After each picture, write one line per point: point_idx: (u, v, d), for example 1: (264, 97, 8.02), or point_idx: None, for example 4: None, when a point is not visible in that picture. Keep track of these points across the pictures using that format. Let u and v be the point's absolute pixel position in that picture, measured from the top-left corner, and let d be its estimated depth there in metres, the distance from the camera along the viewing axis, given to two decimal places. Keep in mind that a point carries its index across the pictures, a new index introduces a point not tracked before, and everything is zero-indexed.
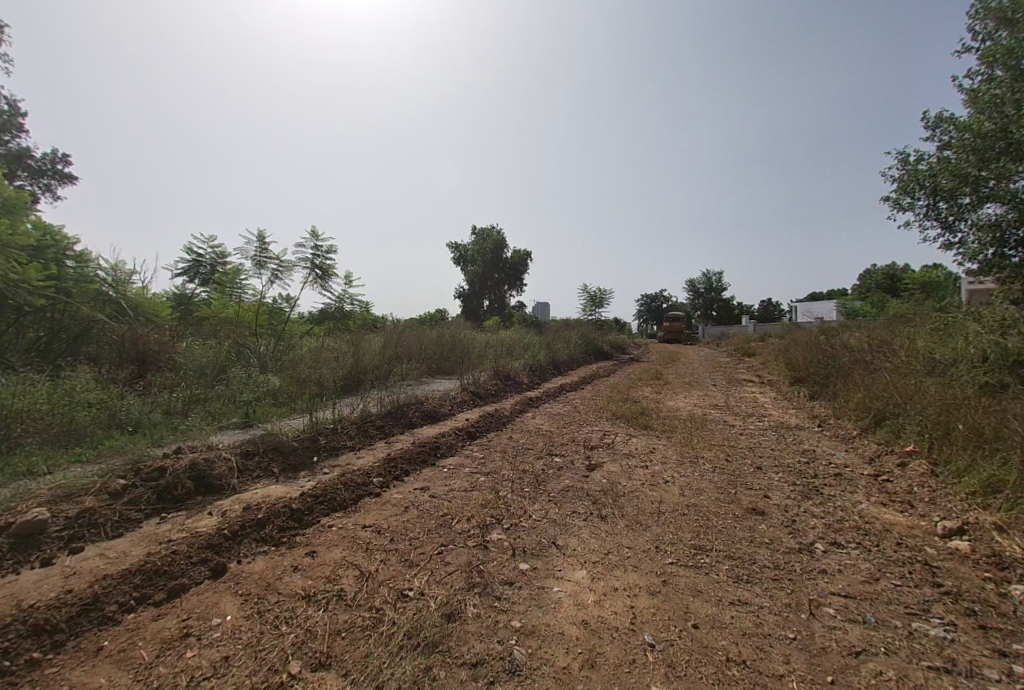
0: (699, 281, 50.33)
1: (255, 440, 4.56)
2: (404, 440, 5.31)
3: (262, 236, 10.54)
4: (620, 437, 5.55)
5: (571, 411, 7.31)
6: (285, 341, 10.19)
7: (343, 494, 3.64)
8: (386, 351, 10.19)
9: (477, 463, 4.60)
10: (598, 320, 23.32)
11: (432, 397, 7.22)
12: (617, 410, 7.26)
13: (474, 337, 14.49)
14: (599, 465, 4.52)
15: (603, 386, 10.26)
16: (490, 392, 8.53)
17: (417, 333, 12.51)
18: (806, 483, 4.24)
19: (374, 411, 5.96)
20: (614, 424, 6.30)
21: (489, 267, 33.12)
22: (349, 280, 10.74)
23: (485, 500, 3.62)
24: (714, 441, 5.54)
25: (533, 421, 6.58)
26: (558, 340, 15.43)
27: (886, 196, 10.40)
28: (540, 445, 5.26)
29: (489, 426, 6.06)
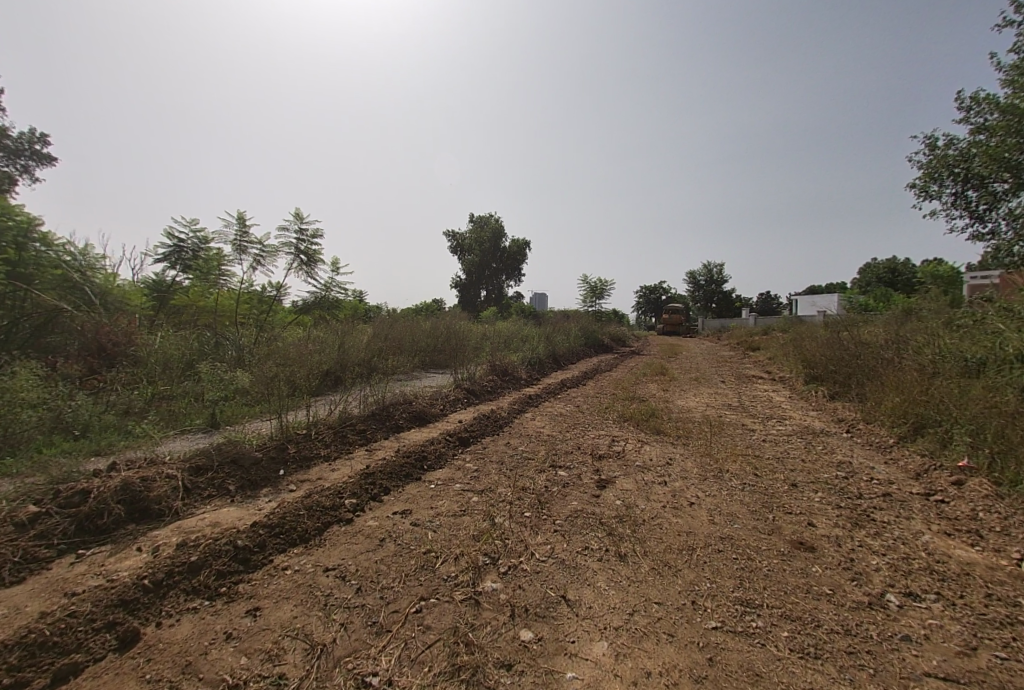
0: (699, 273, 49.60)
1: (212, 450, 3.92)
2: (387, 448, 4.67)
3: (242, 218, 9.77)
4: (631, 445, 4.94)
5: (574, 411, 6.68)
6: (267, 330, 9.51)
7: (305, 523, 3.01)
8: (376, 344, 9.52)
9: (470, 477, 3.97)
10: (599, 311, 22.66)
11: (422, 395, 6.58)
12: (625, 410, 6.63)
13: (470, 328, 13.81)
14: (611, 481, 3.90)
15: (607, 383, 9.62)
16: (487, 389, 7.89)
17: (410, 323, 11.81)
18: (852, 506, 3.64)
19: (355, 412, 5.31)
20: (623, 427, 5.69)
21: (486, 256, 32.26)
22: (336, 267, 9.98)
23: (478, 531, 3.00)
24: (737, 449, 4.93)
25: (533, 423, 5.96)
26: (558, 333, 14.77)
27: (913, 183, 9.71)
28: (542, 453, 4.64)
29: (484, 429, 5.42)
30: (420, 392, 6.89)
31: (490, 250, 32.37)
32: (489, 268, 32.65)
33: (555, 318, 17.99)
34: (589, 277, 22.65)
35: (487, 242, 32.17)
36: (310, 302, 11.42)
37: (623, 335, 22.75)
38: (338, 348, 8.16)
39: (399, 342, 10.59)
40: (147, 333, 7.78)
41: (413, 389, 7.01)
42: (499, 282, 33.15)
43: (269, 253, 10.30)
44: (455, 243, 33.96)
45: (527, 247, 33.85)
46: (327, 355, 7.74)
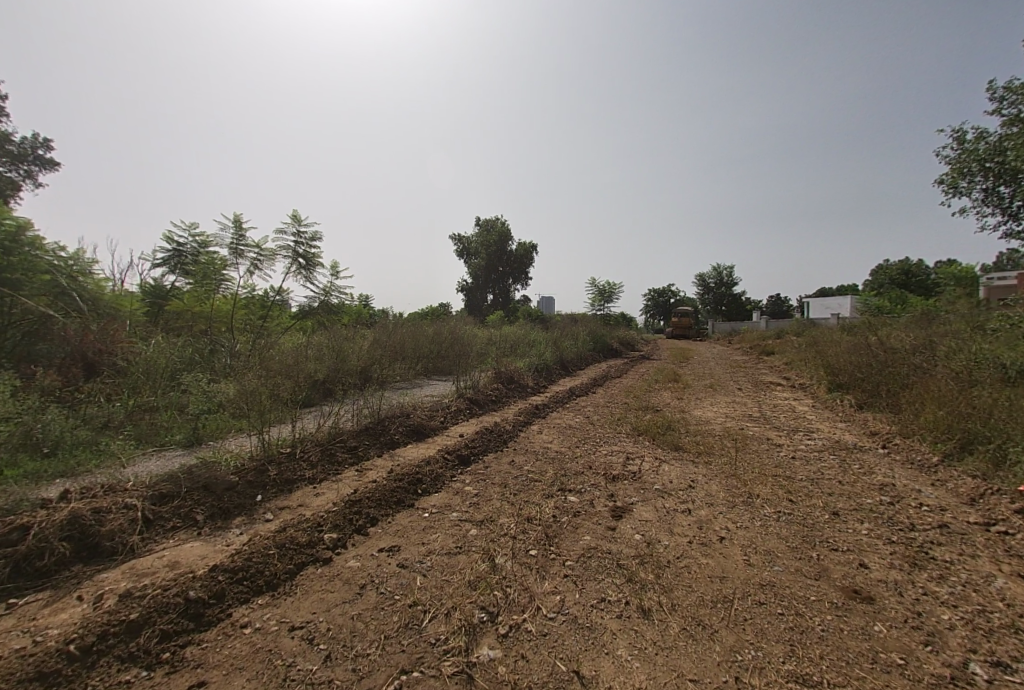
0: (708, 276, 48.90)
1: (182, 474, 3.54)
2: (379, 468, 4.26)
3: (238, 220, 9.44)
4: (648, 464, 4.49)
5: (583, 423, 6.23)
6: (264, 336, 9.17)
7: (276, 566, 2.60)
8: (375, 351, 9.13)
9: (468, 503, 3.54)
10: (607, 315, 22.18)
11: (420, 406, 6.15)
12: (638, 423, 6.16)
13: (475, 333, 13.38)
14: (627, 509, 3.45)
15: (617, 391, 9.14)
16: (491, 397, 7.45)
17: (412, 328, 11.43)
18: (907, 541, 3.15)
19: (347, 427, 4.91)
20: (637, 442, 5.23)
21: (492, 260, 31.92)
22: (335, 271, 9.61)
23: (474, 575, 2.58)
24: (766, 468, 4.46)
25: (539, 437, 5.52)
26: (566, 337, 14.31)
27: (941, 178, 9.16)
28: (549, 474, 4.20)
29: (487, 445, 4.99)
30: (419, 402, 6.46)
31: (496, 253, 32.03)
32: (495, 272, 32.30)
33: (561, 322, 17.51)
34: (596, 280, 22.17)
35: (494, 246, 31.84)
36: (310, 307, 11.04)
37: (631, 340, 22.23)
38: (334, 356, 7.78)
39: (400, 349, 10.20)
40: (137, 340, 7.47)
41: (413, 399, 6.59)
42: (505, 285, 32.76)
43: (268, 256, 9.98)
44: (460, 247, 33.66)
45: (533, 250, 33.46)
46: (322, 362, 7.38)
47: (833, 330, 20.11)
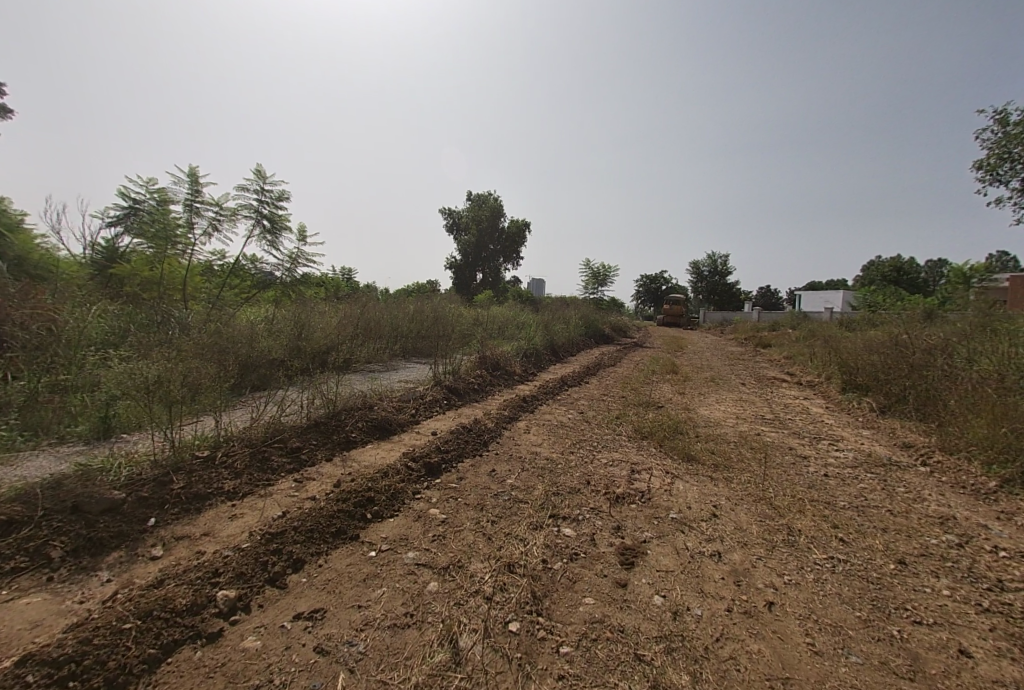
0: (703, 263, 48.22)
1: (43, 493, 2.65)
2: (324, 478, 3.37)
3: (191, 172, 8.18)
4: (658, 479, 3.68)
5: (577, 421, 5.40)
6: (219, 306, 8.07)
7: (126, 656, 1.77)
8: (344, 331, 8.15)
9: (430, 536, 2.68)
10: (600, 298, 21.32)
11: (387, 394, 5.22)
12: (640, 423, 5.35)
13: (461, 313, 12.38)
14: (639, 550, 2.63)
15: (613, 382, 8.32)
16: (474, 384, 6.55)
17: (391, 305, 10.41)
18: (1008, 608, 2.39)
19: (289, 423, 3.99)
20: (642, 448, 4.41)
21: (484, 236, 30.63)
22: (303, 235, 8.49)
23: (425, 673, 1.73)
24: (799, 490, 3.68)
25: (526, 437, 4.68)
26: (557, 321, 13.43)
27: (980, 161, 8.27)
28: (537, 490, 3.36)
29: (463, 446, 4.12)
30: (387, 390, 5.54)
31: (487, 230, 30.71)
32: (486, 250, 31.04)
33: (553, 305, 16.54)
34: (591, 262, 21.15)
35: (486, 222, 30.49)
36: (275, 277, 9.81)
37: (624, 326, 21.44)
38: (294, 336, 6.77)
39: (374, 328, 9.21)
40: (61, 300, 6.39)
41: (380, 387, 5.65)
42: (496, 264, 31.56)
43: (228, 216, 8.74)
44: (451, 222, 32.21)
45: (527, 228, 32.14)
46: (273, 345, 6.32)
47: (830, 324, 19.55)
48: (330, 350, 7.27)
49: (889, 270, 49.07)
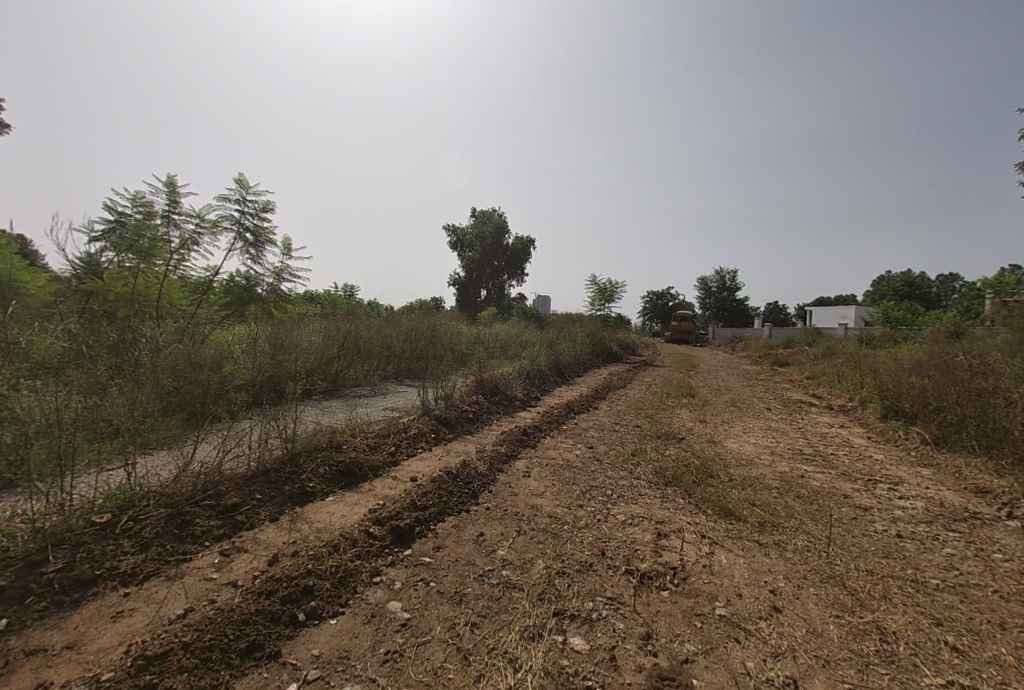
0: (711, 279, 47.52)
1: None
2: (258, 555, 2.60)
3: (170, 181, 7.63)
4: (691, 548, 2.86)
5: (586, 459, 4.59)
6: (195, 325, 7.39)
7: None
8: (323, 354, 7.44)
9: (381, 654, 1.90)
10: (608, 315, 20.59)
11: (361, 427, 4.46)
12: (660, 462, 4.53)
13: (459, 330, 11.68)
14: (681, 679, 1.82)
15: (625, 408, 7.49)
16: (468, 411, 5.78)
17: (384, 324, 9.74)
18: None
19: (230, 472, 3.24)
20: (666, 499, 3.60)
21: (488, 253, 30.20)
22: (287, 249, 7.91)
23: None
24: (878, 563, 2.84)
25: (525, 482, 3.88)
26: (562, 339, 12.66)
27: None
28: (536, 568, 2.56)
29: (445, 499, 3.32)
30: (364, 421, 4.77)
31: (491, 247, 30.33)
32: (489, 266, 30.57)
33: (557, 322, 15.81)
34: (597, 277, 20.51)
35: (490, 239, 30.09)
36: (251, 291, 9.07)
37: (631, 344, 20.64)
38: (262, 358, 6.04)
39: (362, 348, 8.51)
40: (16, 313, 5.77)
41: (356, 419, 4.89)
42: (500, 281, 31.05)
43: (209, 227, 8.16)
44: (454, 239, 31.87)
45: (531, 245, 31.72)
46: (238, 369, 5.60)
47: (849, 341, 18.67)
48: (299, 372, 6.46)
49: (901, 285, 48.10)
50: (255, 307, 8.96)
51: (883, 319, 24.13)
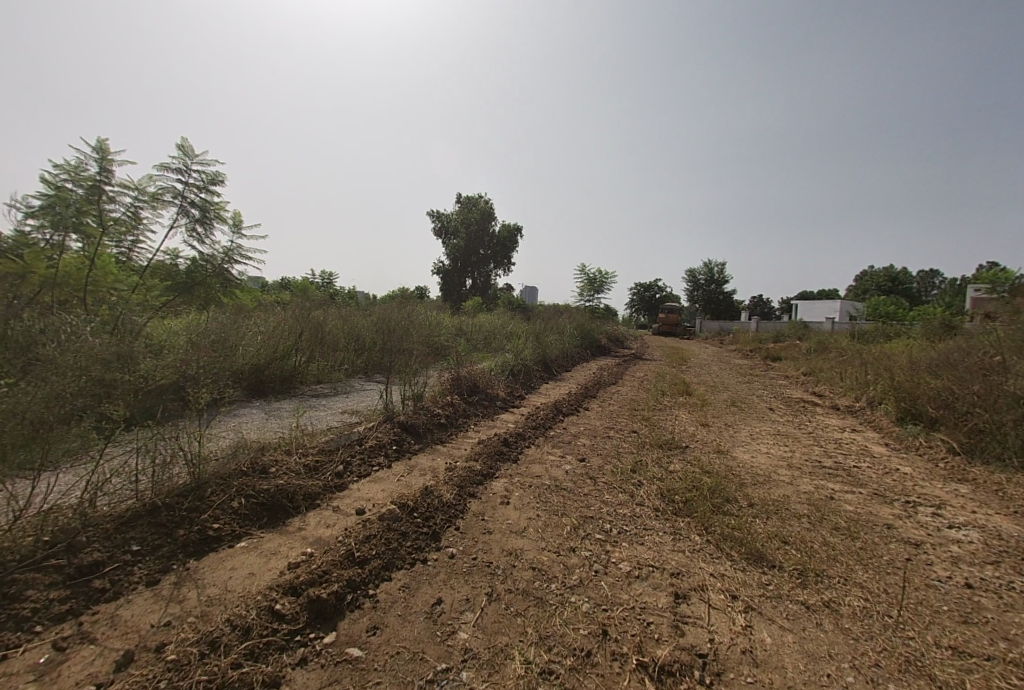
0: (699, 272, 47.19)
1: None
2: (106, 651, 1.77)
3: (100, 143, 6.48)
4: (723, 621, 2.14)
5: (578, 476, 3.84)
6: (127, 309, 6.32)
7: None
8: (275, 347, 6.51)
9: None
10: (597, 307, 19.87)
11: (298, 439, 3.61)
12: (666, 480, 3.79)
13: (439, 320, 10.79)
14: None
15: (619, 409, 6.75)
16: (440, 415, 4.95)
17: (354, 314, 8.80)
18: None
19: (101, 514, 2.38)
20: (680, 539, 2.86)
21: (474, 241, 29.13)
22: (237, 225, 6.92)
23: None
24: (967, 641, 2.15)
25: (503, 511, 3.11)
26: (550, 332, 11.88)
27: None
28: (514, 663, 1.80)
29: (395, 544, 2.53)
30: (305, 432, 3.92)
31: (477, 234, 29.25)
32: (476, 254, 29.51)
33: (544, 313, 14.99)
34: (587, 266, 19.70)
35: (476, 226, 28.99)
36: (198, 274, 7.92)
37: (620, 336, 20.00)
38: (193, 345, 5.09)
39: (327, 341, 7.60)
40: None
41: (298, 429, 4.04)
42: (486, 270, 30.04)
43: (148, 200, 7.10)
44: (439, 225, 30.61)
45: (519, 233, 30.64)
46: (168, 356, 4.67)
47: (842, 335, 18.32)
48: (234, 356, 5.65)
49: (884, 280, 48.51)
50: (210, 291, 7.90)
51: (872, 314, 23.96)
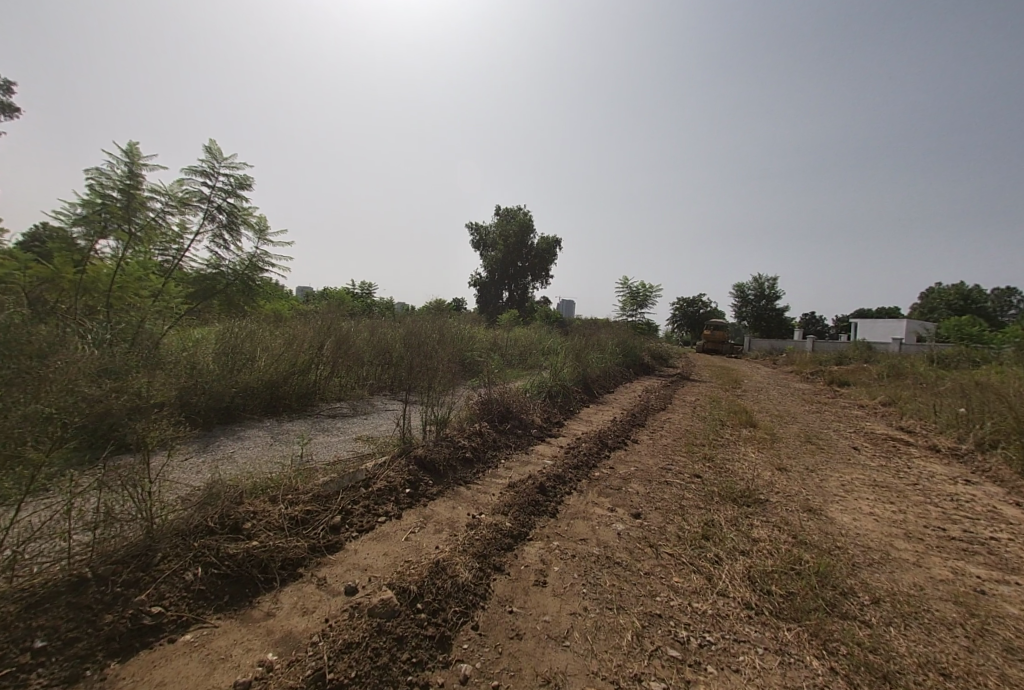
0: (746, 287, 44.73)
1: None
2: None
3: (131, 147, 6.47)
4: None
5: (632, 542, 3.01)
6: (145, 318, 6.08)
7: None
8: (295, 360, 6.09)
9: None
10: (638, 322, 18.78)
11: (288, 483, 3.04)
12: (750, 555, 2.90)
13: (471, 334, 10.18)
14: None
15: (673, 443, 5.81)
16: (465, 448, 4.24)
17: (383, 325, 8.32)
18: None
19: (18, 588, 1.87)
20: (789, 664, 2.00)
21: (511, 253, 28.73)
22: (261, 230, 6.64)
23: None
24: None
25: (537, 597, 2.35)
26: (590, 349, 11.02)
27: None
28: None
29: (385, 653, 1.83)
30: (302, 471, 3.34)
31: (514, 246, 28.86)
32: (512, 266, 29.09)
33: (582, 328, 14.11)
34: (629, 280, 18.70)
35: (512, 238, 28.61)
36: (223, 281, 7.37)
37: (663, 354, 18.78)
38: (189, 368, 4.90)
39: (353, 354, 7.10)
40: None
41: (296, 466, 3.48)
42: (522, 282, 29.52)
43: (178, 205, 6.91)
44: (476, 237, 30.48)
45: (557, 245, 29.95)
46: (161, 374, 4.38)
47: (920, 358, 16.26)
48: (235, 372, 5.37)
49: (957, 297, 44.13)
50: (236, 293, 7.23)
51: (953, 335, 21.38)
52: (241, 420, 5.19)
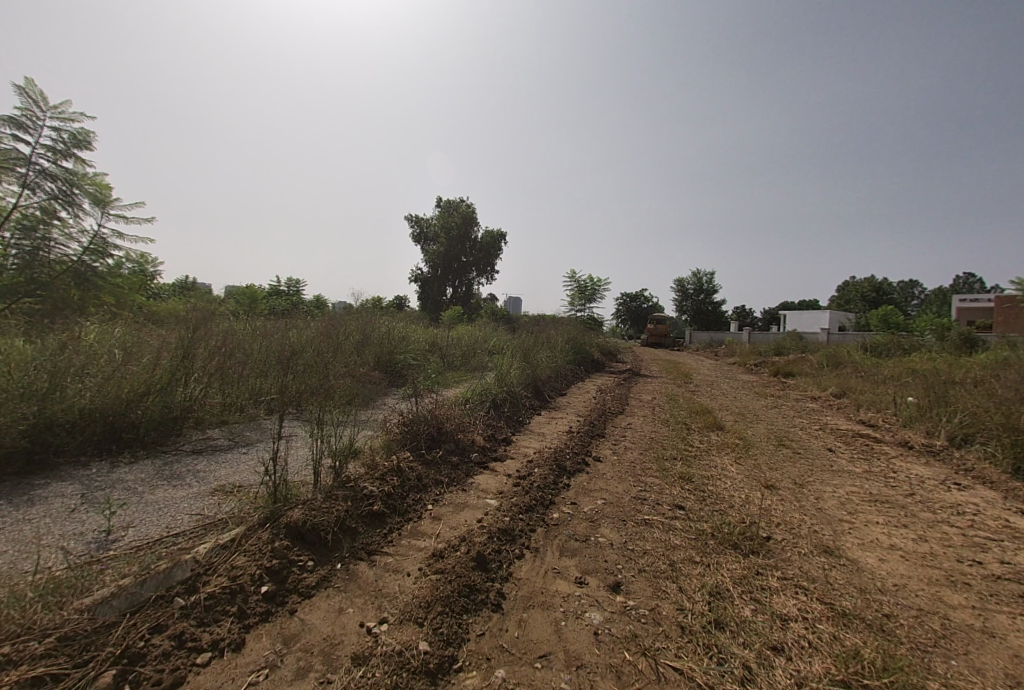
0: (687, 281, 46.36)
1: None
2: None
3: None
4: None
5: (620, 650, 1.95)
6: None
7: None
8: (155, 375, 4.49)
9: None
10: (588, 317, 18.21)
11: (15, 618, 1.68)
12: (793, 659, 1.94)
13: (405, 334, 8.82)
14: None
15: (641, 458, 4.88)
16: (374, 497, 2.99)
17: (292, 327, 6.77)
18: None
19: None
20: None
21: (455, 247, 27.34)
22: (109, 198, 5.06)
23: None
24: None
25: None
26: (540, 348, 10.06)
27: None
28: None
29: None
30: (71, 578, 1.96)
31: (457, 240, 27.43)
32: (456, 261, 27.70)
33: (530, 325, 13.07)
34: (577, 273, 18.00)
35: (456, 231, 27.22)
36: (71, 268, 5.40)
37: (612, 349, 18.40)
38: None
39: (253, 365, 5.55)
40: None
41: (69, 568, 2.08)
42: (467, 278, 28.25)
43: None
44: (417, 231, 28.75)
45: (502, 239, 29.00)
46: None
47: (851, 348, 16.95)
48: (39, 400, 3.67)
49: (868, 290, 48.24)
50: (74, 282, 5.35)
51: (874, 326, 22.84)
52: (52, 469, 3.57)
